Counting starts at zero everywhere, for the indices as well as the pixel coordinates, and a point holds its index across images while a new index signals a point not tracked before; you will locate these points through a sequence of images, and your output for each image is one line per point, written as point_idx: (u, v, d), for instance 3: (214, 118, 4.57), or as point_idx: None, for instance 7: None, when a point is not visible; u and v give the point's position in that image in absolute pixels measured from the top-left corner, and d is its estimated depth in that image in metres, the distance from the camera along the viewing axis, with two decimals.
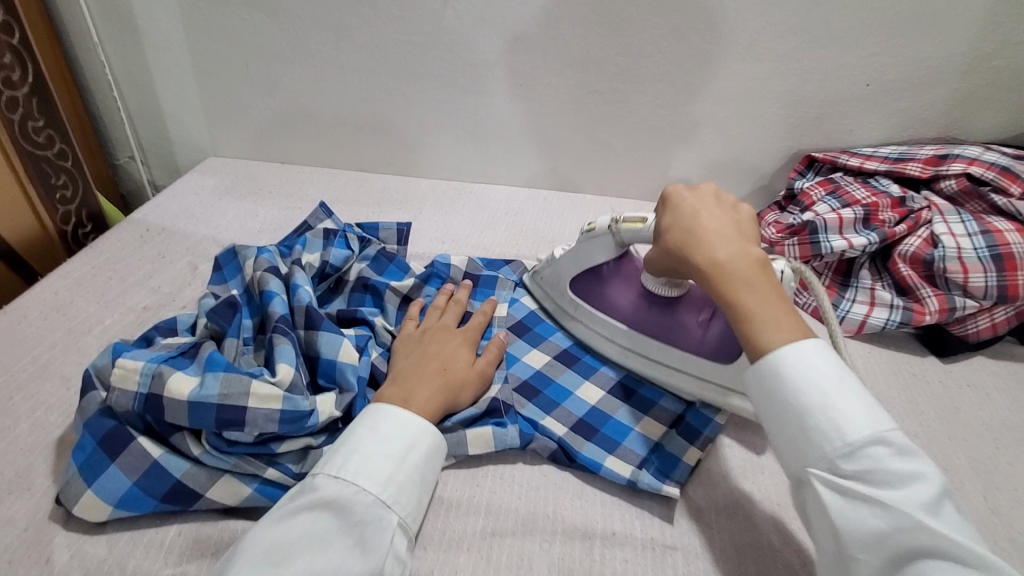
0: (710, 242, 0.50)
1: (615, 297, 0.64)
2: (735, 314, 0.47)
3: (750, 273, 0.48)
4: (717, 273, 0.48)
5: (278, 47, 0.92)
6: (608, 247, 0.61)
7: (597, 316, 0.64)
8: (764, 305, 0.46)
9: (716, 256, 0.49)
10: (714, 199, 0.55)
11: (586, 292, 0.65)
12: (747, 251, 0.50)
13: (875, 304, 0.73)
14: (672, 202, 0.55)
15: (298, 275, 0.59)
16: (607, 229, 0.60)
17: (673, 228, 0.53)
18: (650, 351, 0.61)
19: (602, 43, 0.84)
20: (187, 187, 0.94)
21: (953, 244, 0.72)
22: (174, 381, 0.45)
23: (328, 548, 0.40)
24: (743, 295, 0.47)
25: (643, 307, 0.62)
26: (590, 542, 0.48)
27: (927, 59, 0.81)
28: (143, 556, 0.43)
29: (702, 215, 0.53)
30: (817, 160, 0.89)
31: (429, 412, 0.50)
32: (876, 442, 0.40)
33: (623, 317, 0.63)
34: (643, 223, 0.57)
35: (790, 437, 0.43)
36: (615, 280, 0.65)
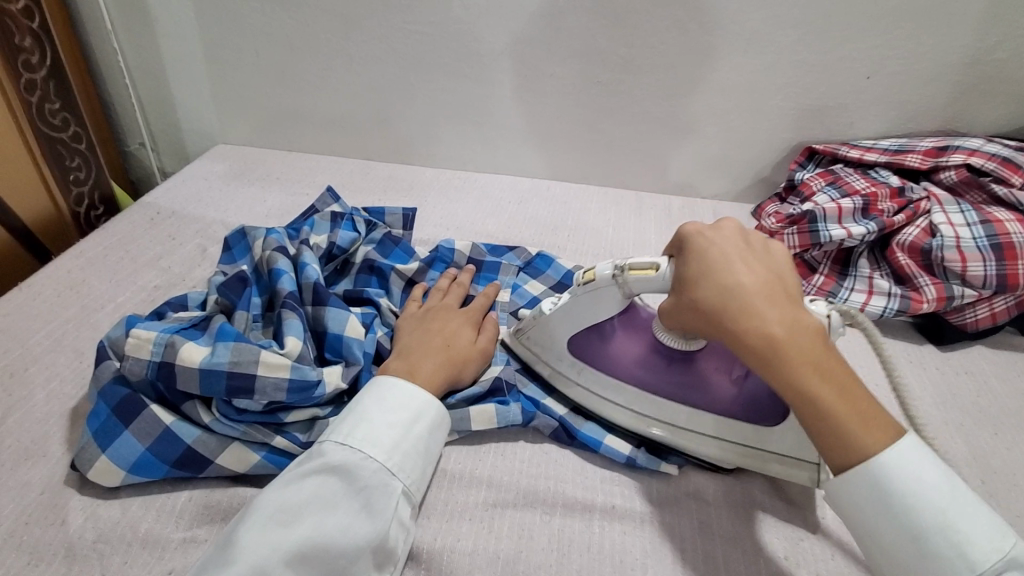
0: (762, 312, 0.43)
1: (625, 357, 0.55)
2: (807, 407, 0.41)
3: (814, 349, 0.42)
4: (782, 359, 0.41)
5: (288, 36, 0.93)
6: (614, 299, 0.53)
7: (606, 380, 0.56)
8: (837, 393, 0.41)
9: (775, 334, 0.42)
10: (743, 244, 0.48)
11: (589, 353, 0.57)
12: (800, 317, 0.43)
13: (873, 292, 0.74)
14: (699, 252, 0.48)
15: (306, 254, 0.61)
16: (610, 280, 0.52)
17: (708, 286, 0.45)
18: (675, 418, 0.53)
19: (607, 34, 0.85)
20: (198, 173, 0.95)
21: (951, 234, 0.72)
22: (186, 350, 0.46)
23: (335, 510, 0.41)
24: (818, 387, 0.41)
25: (660, 367, 0.54)
26: (590, 515, 0.49)
27: (928, 53, 0.82)
28: (155, 520, 0.44)
29: (736, 273, 0.45)
30: (818, 151, 0.90)
31: (432, 384, 0.51)
32: (1004, 568, 0.37)
33: (637, 381, 0.55)
34: (654, 270, 0.51)
35: (897, 549, 0.39)
36: (620, 334, 0.56)
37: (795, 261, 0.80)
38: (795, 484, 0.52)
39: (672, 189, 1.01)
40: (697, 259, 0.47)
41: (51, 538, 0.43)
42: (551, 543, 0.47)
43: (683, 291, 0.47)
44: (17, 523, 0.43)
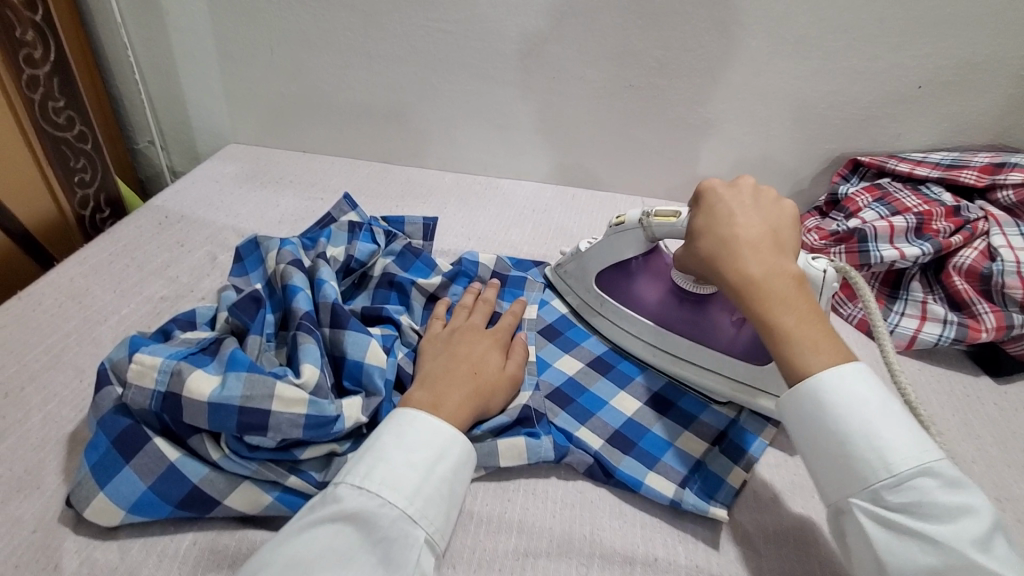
0: (744, 253, 0.48)
1: (642, 292, 0.62)
2: (766, 332, 0.45)
3: (787, 288, 0.45)
4: (750, 289, 0.46)
5: (304, 32, 0.89)
6: (636, 239, 0.60)
7: (623, 312, 0.62)
8: (798, 323, 0.44)
9: (750, 270, 0.47)
10: (748, 200, 0.52)
11: (612, 287, 0.64)
12: (783, 262, 0.47)
13: (926, 319, 0.69)
14: (704, 205, 0.53)
15: (323, 269, 0.56)
16: (637, 222, 0.59)
17: (706, 234, 0.51)
18: (679, 350, 0.59)
19: (641, 35, 0.81)
20: (208, 173, 0.91)
21: (1012, 257, 0.67)
22: (193, 381, 0.42)
23: (350, 566, 0.36)
24: (779, 314, 0.44)
25: (673, 303, 0.61)
26: (630, 568, 0.45)
27: (985, 62, 0.77)
28: (156, 567, 0.40)
29: (736, 222, 0.50)
30: (863, 164, 0.85)
31: (458, 420, 0.46)
32: (923, 472, 0.37)
33: (651, 315, 0.61)
34: (675, 217, 0.56)
35: (828, 459, 0.40)
36: (643, 276, 0.63)
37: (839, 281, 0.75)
38: None
39: None
40: (703, 211, 0.52)
41: None
42: None
43: (688, 239, 0.53)
44: (5, 567, 0.40)
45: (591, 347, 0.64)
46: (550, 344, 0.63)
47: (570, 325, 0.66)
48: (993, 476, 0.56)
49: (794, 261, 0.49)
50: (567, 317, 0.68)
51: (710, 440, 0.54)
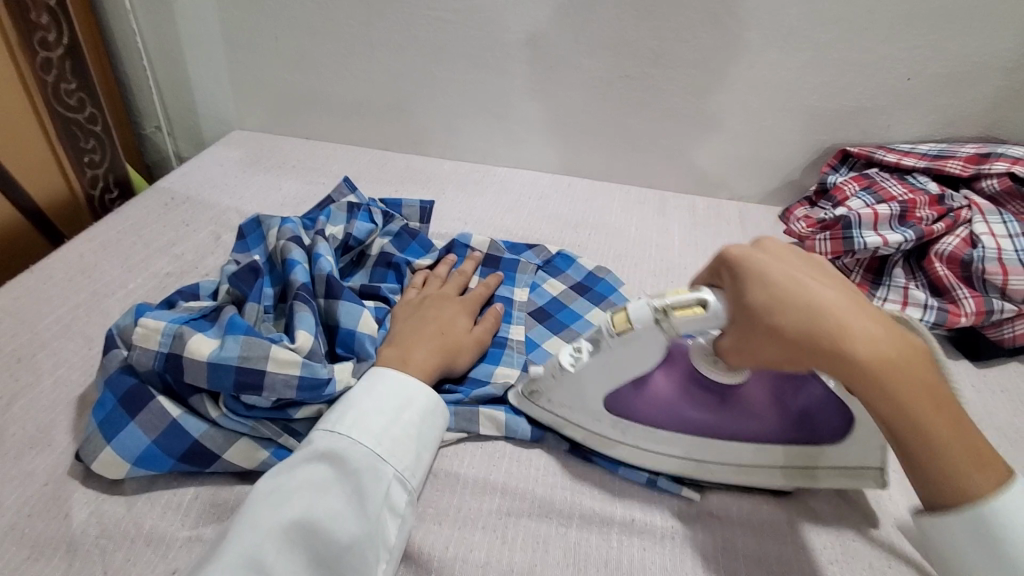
0: (867, 342, 0.38)
1: (670, 400, 0.49)
2: (919, 435, 0.37)
3: (921, 380, 0.38)
4: (890, 392, 0.37)
5: (308, 21, 0.91)
6: (657, 343, 0.46)
7: (659, 429, 0.50)
8: (948, 419, 0.37)
9: (882, 366, 0.38)
10: (793, 263, 0.43)
11: (628, 404, 0.50)
12: (899, 340, 0.39)
13: (907, 304, 0.70)
14: (756, 273, 0.42)
15: (320, 245, 0.59)
16: (654, 325, 0.44)
17: (788, 309, 0.39)
18: (741, 455, 0.49)
19: (636, 26, 0.83)
20: (214, 158, 0.94)
21: (993, 244, 0.69)
22: (195, 343, 0.45)
23: (327, 494, 0.40)
24: (933, 424, 0.37)
25: (713, 406, 0.49)
26: (607, 528, 0.47)
27: (973, 55, 0.78)
28: (160, 517, 0.43)
29: (819, 292, 0.40)
30: (852, 154, 0.86)
31: (424, 370, 0.50)
32: None
33: (691, 425, 0.49)
34: (704, 309, 0.43)
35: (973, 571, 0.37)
36: (656, 378, 0.50)
37: None
38: (825, 503, 0.50)
39: (696, 189, 0.97)
40: (758, 282, 0.41)
41: (53, 532, 0.42)
42: (566, 557, 0.45)
43: (755, 315, 0.41)
44: (19, 516, 0.42)
45: (580, 327, 0.65)
46: (540, 325, 0.65)
47: (560, 307, 0.67)
48: None
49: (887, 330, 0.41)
50: (560, 298, 0.68)
51: None
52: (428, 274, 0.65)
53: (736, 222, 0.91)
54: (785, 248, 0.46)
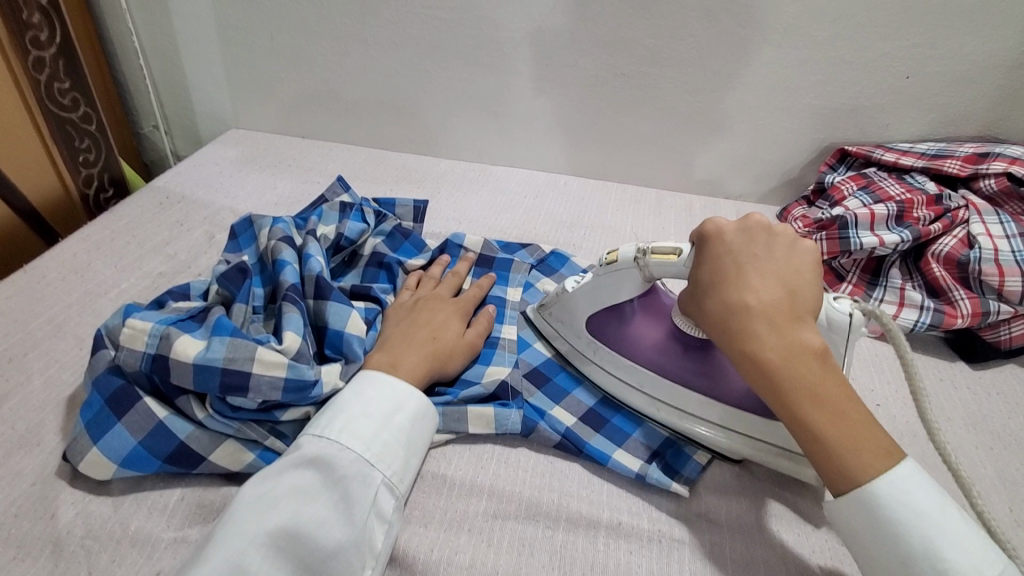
0: (760, 333, 0.42)
1: (641, 341, 0.55)
2: (797, 429, 0.40)
3: (811, 373, 0.40)
4: (771, 381, 0.41)
5: (303, 20, 0.91)
6: (633, 280, 0.52)
7: (621, 362, 0.56)
8: (831, 422, 0.39)
9: (767, 355, 0.41)
10: (753, 249, 0.46)
11: (604, 333, 0.56)
12: (802, 336, 0.41)
13: (904, 305, 0.70)
14: (709, 256, 0.46)
15: (311, 245, 0.59)
16: (631, 262, 0.51)
17: (712, 299, 0.45)
18: (690, 404, 0.53)
19: (632, 24, 0.82)
20: (210, 157, 0.94)
21: (990, 245, 0.68)
22: (181, 343, 0.45)
23: (313, 501, 0.40)
24: (810, 413, 0.40)
25: (677, 354, 0.54)
26: (594, 531, 0.47)
27: (973, 54, 0.77)
28: (146, 519, 0.43)
29: (745, 282, 0.44)
30: (850, 153, 0.86)
31: (414, 376, 0.50)
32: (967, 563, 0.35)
33: (649, 364, 0.54)
34: (677, 256, 0.49)
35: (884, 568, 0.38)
36: (638, 317, 0.56)
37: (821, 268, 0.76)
38: (815, 507, 0.50)
39: (693, 188, 0.97)
40: (706, 266, 0.46)
41: (39, 532, 0.42)
42: (551, 561, 0.45)
43: (695, 297, 0.47)
44: (5, 515, 0.42)
45: None
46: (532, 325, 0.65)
47: None
48: (958, 455, 0.56)
49: (814, 326, 0.43)
50: None
51: None
52: (422, 275, 0.65)
53: None
54: (769, 228, 0.47)
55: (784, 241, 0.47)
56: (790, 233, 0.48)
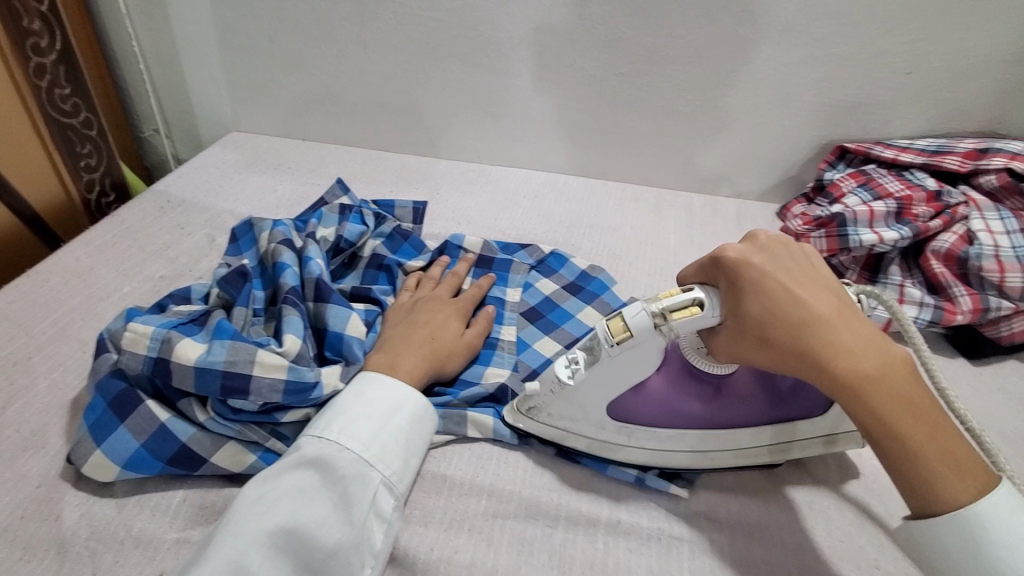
0: (850, 347, 0.40)
1: (668, 399, 0.49)
2: (898, 445, 0.38)
3: (906, 386, 0.39)
4: (873, 396, 0.39)
5: (302, 23, 0.91)
6: (654, 347, 0.46)
7: (664, 432, 0.49)
8: (931, 432, 0.38)
9: (865, 369, 0.39)
10: (794, 263, 0.44)
11: (628, 410, 0.49)
12: (886, 348, 0.40)
13: (904, 301, 0.69)
14: (751, 282, 0.42)
15: (311, 248, 0.59)
16: (654, 330, 0.44)
17: (775, 320, 0.41)
18: (742, 440, 0.49)
19: (629, 24, 0.82)
20: (210, 160, 0.95)
21: (990, 241, 0.68)
22: (182, 347, 0.45)
23: (312, 501, 0.40)
24: (913, 430, 0.38)
25: (709, 398, 0.49)
26: (593, 529, 0.48)
27: (973, 49, 0.77)
28: (149, 520, 0.43)
29: (807, 299, 0.42)
30: (849, 151, 0.85)
31: (413, 377, 0.51)
32: None
33: (693, 422, 0.49)
34: (699, 307, 0.44)
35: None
36: (651, 384, 0.49)
37: None
38: (812, 504, 0.50)
39: (692, 187, 0.97)
40: (751, 292, 0.42)
41: (45, 535, 0.42)
42: (551, 560, 0.45)
43: (746, 326, 0.43)
44: (12, 517, 0.43)
45: (572, 328, 0.65)
46: (531, 325, 0.65)
47: (552, 307, 0.67)
48: None
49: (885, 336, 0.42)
50: (552, 299, 0.68)
51: None
52: (422, 276, 0.66)
53: (732, 219, 0.91)
54: (789, 244, 0.46)
55: (809, 254, 0.46)
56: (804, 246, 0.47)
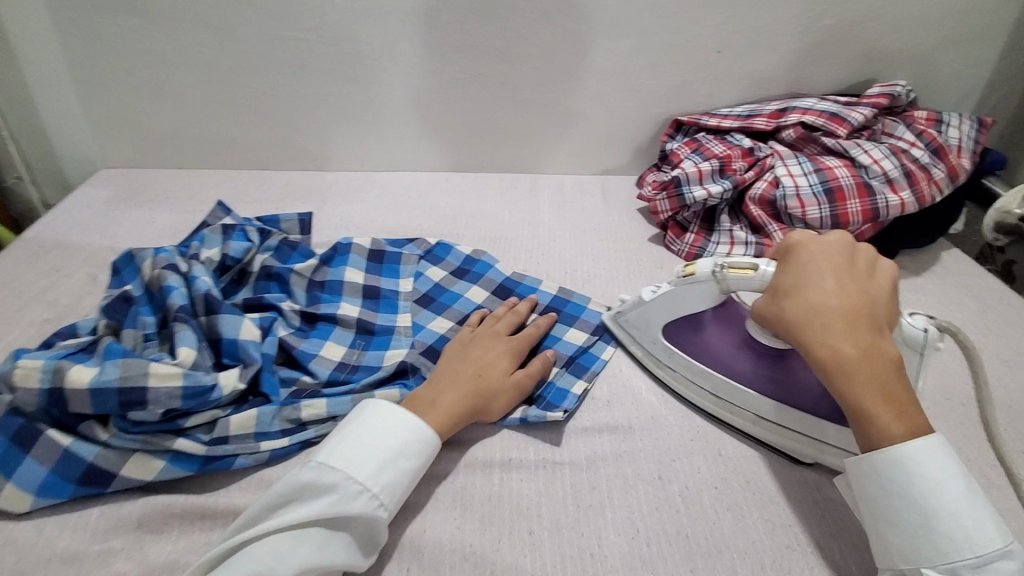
0: (837, 330, 0.47)
1: (716, 345, 0.60)
2: (857, 412, 0.45)
3: (881, 372, 0.45)
4: (840, 371, 0.46)
5: (162, 53, 0.92)
6: (709, 291, 0.58)
7: (698, 367, 0.61)
8: (891, 412, 0.44)
9: (842, 349, 0.46)
10: (842, 261, 0.52)
11: (681, 340, 0.62)
12: (878, 343, 0.47)
13: (734, 244, 0.84)
14: (794, 264, 0.53)
15: (197, 268, 0.62)
16: (710, 274, 0.57)
17: (795, 298, 0.50)
18: (761, 408, 0.57)
19: (479, 29, 0.90)
20: (81, 201, 0.93)
21: (792, 184, 0.83)
22: (73, 373, 0.48)
23: (339, 540, 0.45)
24: (871, 404, 0.45)
25: (752, 361, 0.58)
26: (489, 470, 0.55)
27: (766, 26, 0.91)
28: (70, 537, 0.47)
29: (828, 288, 0.50)
30: (683, 123, 0.98)
31: (449, 415, 0.54)
32: (1002, 555, 0.40)
33: (722, 368, 0.59)
34: (755, 271, 0.55)
35: (905, 525, 0.42)
36: (713, 326, 0.61)
37: (669, 223, 0.90)
38: (664, 415, 0.62)
39: (562, 170, 1.07)
40: (791, 271, 0.53)
41: None
42: (454, 502, 0.52)
43: (774, 298, 0.52)
44: None
45: (461, 306, 0.71)
46: (424, 309, 0.70)
47: (442, 291, 0.73)
48: None
49: (891, 340, 0.48)
50: (441, 284, 0.75)
51: (559, 364, 0.65)
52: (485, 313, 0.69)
53: (599, 194, 1.02)
54: (859, 250, 0.54)
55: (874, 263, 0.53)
56: (875, 259, 0.54)
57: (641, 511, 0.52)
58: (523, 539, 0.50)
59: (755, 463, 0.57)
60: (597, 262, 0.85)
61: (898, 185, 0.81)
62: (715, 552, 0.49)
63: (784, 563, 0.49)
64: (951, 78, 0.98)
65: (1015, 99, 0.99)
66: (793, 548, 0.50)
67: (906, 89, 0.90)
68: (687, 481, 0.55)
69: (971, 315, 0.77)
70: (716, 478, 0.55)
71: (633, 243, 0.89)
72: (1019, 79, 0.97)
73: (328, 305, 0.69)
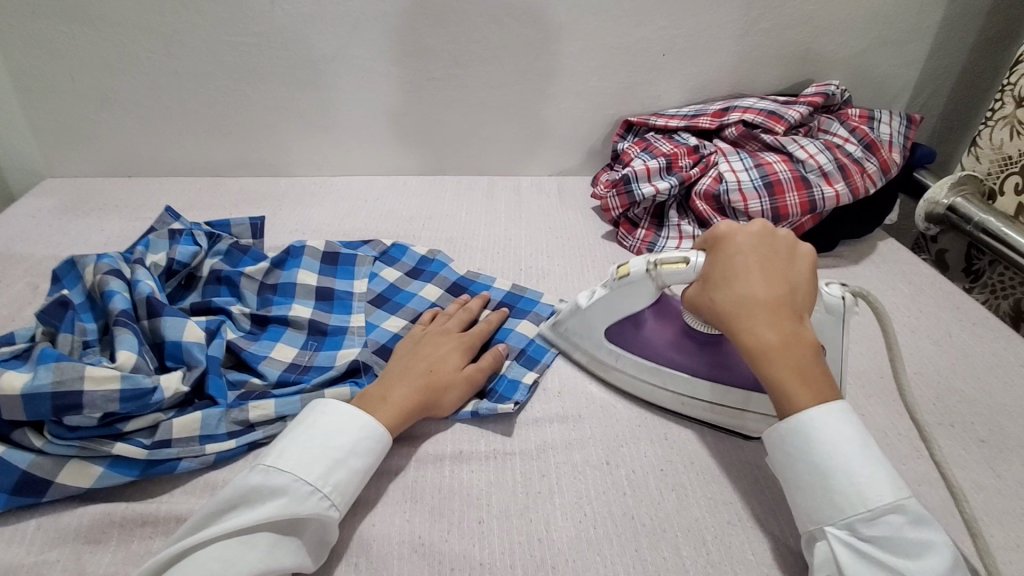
0: (760, 319, 0.48)
1: (657, 338, 0.61)
2: (779, 394, 0.47)
3: (801, 355, 0.47)
4: (763, 359, 0.47)
5: (106, 59, 0.91)
6: (646, 289, 0.58)
7: (642, 364, 0.61)
8: (810, 392, 0.46)
9: (765, 338, 0.48)
10: (768, 250, 0.53)
11: (624, 340, 0.62)
12: (796, 328, 0.48)
13: (682, 238, 0.87)
14: (722, 254, 0.53)
15: (140, 272, 0.62)
16: (644, 272, 0.57)
17: (724, 289, 0.51)
18: (702, 392, 0.59)
19: (431, 33, 0.91)
20: (24, 211, 0.91)
21: (734, 179, 0.86)
22: (5, 378, 0.47)
23: (289, 547, 0.44)
24: (795, 388, 0.46)
25: (691, 349, 0.60)
26: (440, 463, 0.56)
27: (707, 29, 0.95)
28: (4, 550, 0.45)
29: (754, 278, 0.50)
30: (634, 123, 1.01)
31: (400, 410, 0.54)
32: (893, 510, 0.41)
33: (665, 360, 0.60)
34: (686, 263, 0.55)
35: (805, 485, 0.45)
36: (651, 320, 0.62)
37: (621, 220, 0.92)
38: (614, 403, 0.63)
39: (518, 171, 1.09)
40: (721, 261, 0.53)
41: None
42: (404, 495, 0.53)
43: (703, 290, 0.53)
44: None
45: (415, 305, 0.72)
46: (379, 309, 0.71)
47: (397, 291, 0.74)
48: None
49: (808, 323, 0.50)
50: (396, 284, 0.75)
51: (511, 356, 0.67)
52: (436, 311, 0.69)
53: (554, 193, 1.04)
54: (782, 237, 0.54)
55: (801, 249, 0.54)
56: (798, 243, 0.55)
57: (588, 495, 0.53)
58: (473, 528, 0.50)
59: (699, 442, 0.59)
60: (552, 259, 0.87)
61: (833, 178, 0.86)
62: (659, 531, 0.51)
63: (724, 538, 0.50)
64: (883, 77, 1.03)
65: (944, 96, 1.05)
66: (733, 523, 0.51)
67: (840, 89, 0.95)
68: (634, 466, 0.56)
69: (905, 300, 0.81)
70: (663, 460, 0.57)
71: (588, 241, 0.91)
72: (945, 77, 1.03)
73: (279, 306, 0.68)
